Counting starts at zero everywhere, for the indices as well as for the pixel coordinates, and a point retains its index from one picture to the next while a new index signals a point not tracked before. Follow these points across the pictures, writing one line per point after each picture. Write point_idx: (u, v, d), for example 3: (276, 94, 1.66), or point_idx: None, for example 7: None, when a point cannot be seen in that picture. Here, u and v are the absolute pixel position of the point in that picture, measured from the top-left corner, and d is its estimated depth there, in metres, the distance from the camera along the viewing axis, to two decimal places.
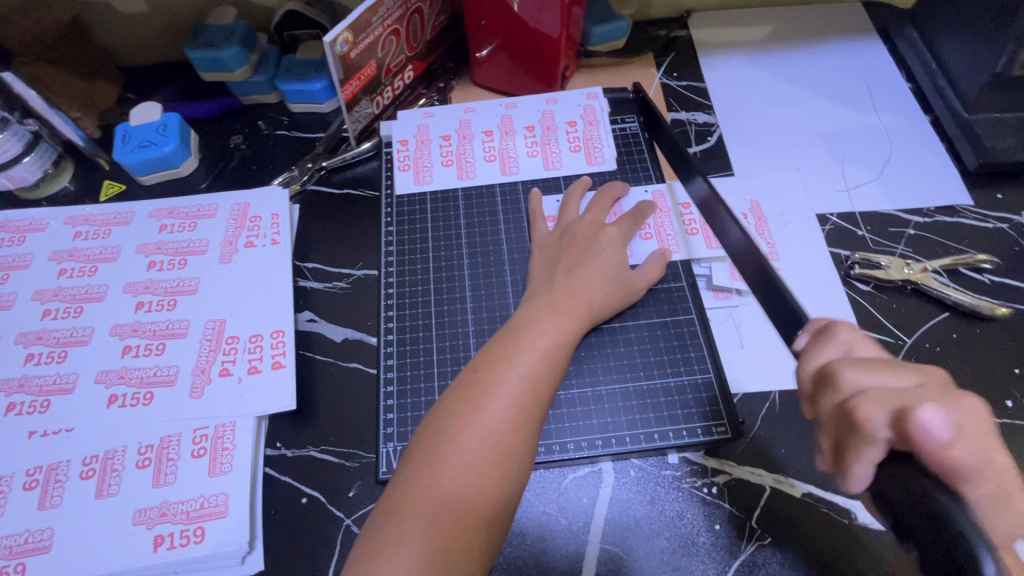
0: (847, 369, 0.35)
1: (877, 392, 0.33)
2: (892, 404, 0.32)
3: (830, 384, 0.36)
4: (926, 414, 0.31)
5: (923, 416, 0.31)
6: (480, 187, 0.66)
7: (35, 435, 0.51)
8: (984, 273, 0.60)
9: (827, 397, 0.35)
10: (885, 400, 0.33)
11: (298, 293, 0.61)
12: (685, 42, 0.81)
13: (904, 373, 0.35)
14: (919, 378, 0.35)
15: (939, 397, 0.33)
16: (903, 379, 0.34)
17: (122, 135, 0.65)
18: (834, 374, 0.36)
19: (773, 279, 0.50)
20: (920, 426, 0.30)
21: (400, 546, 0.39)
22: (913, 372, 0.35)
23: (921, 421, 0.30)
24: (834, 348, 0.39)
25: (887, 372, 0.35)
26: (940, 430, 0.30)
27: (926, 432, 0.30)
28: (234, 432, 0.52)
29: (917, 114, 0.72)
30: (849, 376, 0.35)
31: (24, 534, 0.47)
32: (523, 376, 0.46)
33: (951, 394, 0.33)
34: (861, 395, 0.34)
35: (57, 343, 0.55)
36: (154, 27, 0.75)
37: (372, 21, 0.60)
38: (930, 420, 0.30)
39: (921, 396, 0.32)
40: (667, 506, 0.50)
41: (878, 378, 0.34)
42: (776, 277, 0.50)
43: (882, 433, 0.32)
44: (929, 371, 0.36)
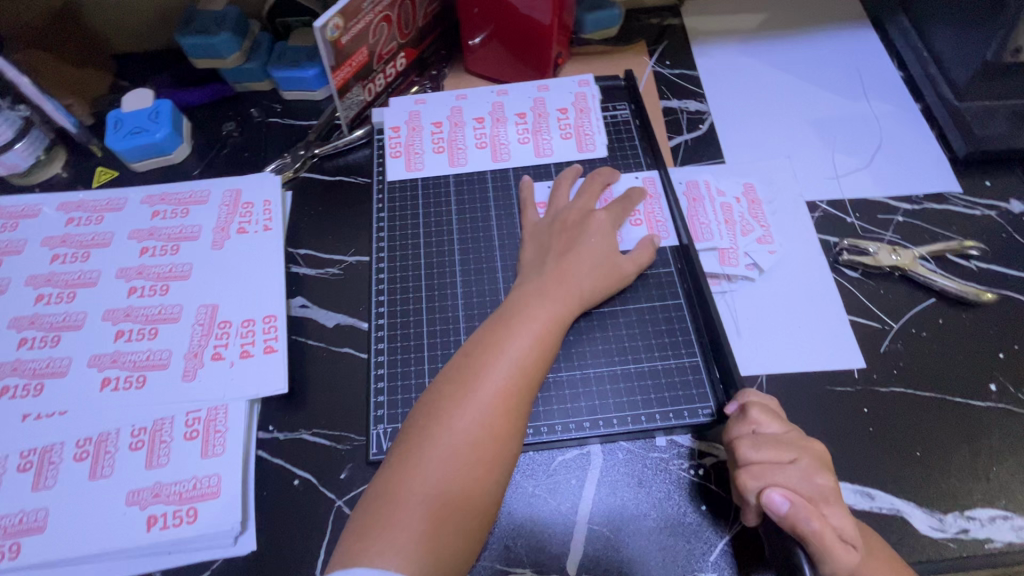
0: (742, 446, 0.44)
1: (754, 466, 0.43)
2: (759, 479, 0.43)
3: (731, 453, 0.45)
4: (772, 494, 0.41)
5: (768, 496, 0.40)
6: (472, 174, 0.67)
7: (29, 418, 0.51)
8: (971, 259, 0.61)
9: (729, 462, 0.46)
10: (757, 476, 0.43)
11: (291, 279, 0.61)
12: (678, 30, 0.81)
13: (786, 449, 0.44)
14: (796, 454, 0.44)
15: (798, 476, 0.43)
16: (783, 455, 0.44)
17: (114, 122, 0.65)
18: (733, 448, 0.45)
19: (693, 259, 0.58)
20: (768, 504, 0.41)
21: (391, 525, 0.39)
22: (792, 449, 0.44)
23: (766, 500, 0.40)
24: (745, 418, 0.46)
25: (775, 446, 0.44)
26: (781, 505, 0.40)
27: (772, 507, 0.40)
28: (226, 415, 0.52)
29: (908, 102, 0.72)
30: (742, 450, 0.44)
31: (19, 515, 0.47)
32: (513, 360, 0.46)
33: (813, 472, 0.43)
34: (745, 469, 0.43)
35: (51, 328, 0.56)
36: (145, 14, 0.75)
37: (363, 8, 0.60)
38: (774, 498, 0.40)
39: (781, 475, 0.42)
40: (655, 488, 0.50)
41: (763, 453, 0.44)
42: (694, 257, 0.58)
43: (750, 500, 0.43)
44: (812, 446, 0.45)
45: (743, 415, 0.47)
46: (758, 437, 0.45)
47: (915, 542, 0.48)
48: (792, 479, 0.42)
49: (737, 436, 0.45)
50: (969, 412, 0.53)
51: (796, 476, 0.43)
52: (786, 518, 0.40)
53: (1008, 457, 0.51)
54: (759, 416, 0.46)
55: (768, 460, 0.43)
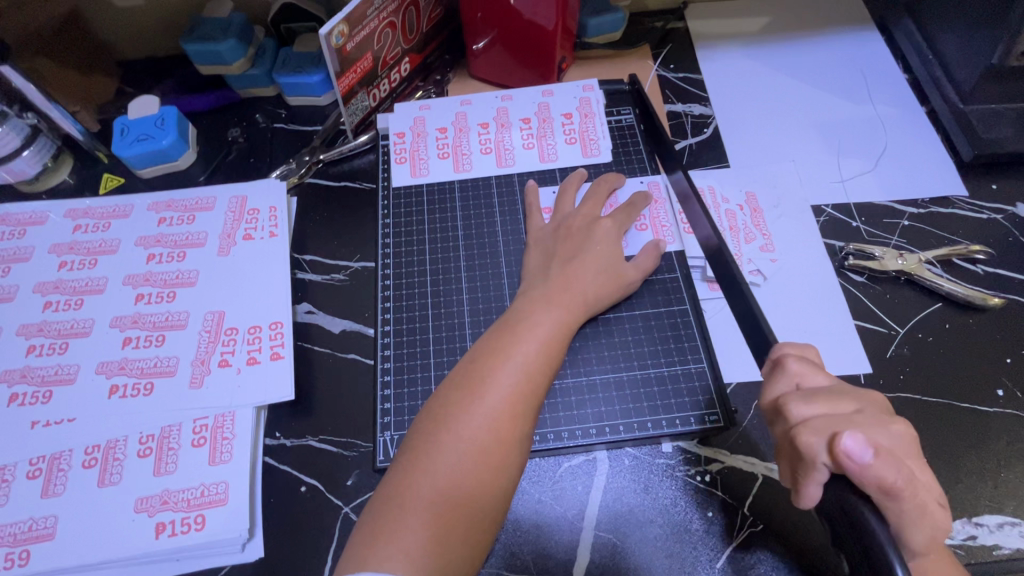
0: (794, 402, 0.39)
1: (815, 420, 0.38)
2: (826, 429, 0.37)
3: (780, 414, 0.40)
4: (848, 441, 0.35)
5: (846, 443, 0.35)
6: (477, 179, 0.67)
7: (37, 425, 0.51)
8: (978, 263, 0.61)
9: (778, 424, 0.40)
10: (822, 426, 0.37)
11: (297, 285, 0.62)
12: (682, 33, 0.80)
13: (845, 400, 0.39)
14: (859, 403, 0.39)
15: (871, 423, 0.37)
16: (844, 406, 0.39)
17: (121, 129, 0.65)
18: (782, 406, 0.40)
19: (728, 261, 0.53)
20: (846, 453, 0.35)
21: (399, 531, 0.39)
22: (853, 400, 0.39)
23: (844, 449, 0.35)
24: (787, 374, 0.42)
25: (831, 398, 0.39)
26: (863, 454, 0.34)
27: (850, 455, 0.35)
28: (233, 422, 0.52)
29: (913, 105, 0.72)
30: (794, 408, 0.39)
31: (28, 523, 0.48)
32: (519, 365, 0.46)
33: (884, 420, 0.38)
34: (804, 424, 0.38)
35: (59, 335, 0.56)
36: (150, 21, 0.75)
37: (367, 14, 0.60)
38: (852, 446, 0.35)
39: (849, 422, 0.37)
40: (661, 494, 0.50)
41: (821, 406, 0.39)
42: (730, 260, 0.53)
43: (820, 460, 0.36)
44: (871, 397, 0.40)
45: (783, 372, 0.42)
46: (808, 391, 0.40)
47: None
48: (863, 426, 0.37)
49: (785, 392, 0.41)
50: (975, 418, 0.53)
51: (868, 423, 0.37)
52: (869, 467, 0.34)
53: (1015, 463, 0.51)
54: (801, 368, 0.42)
55: (827, 412, 0.38)
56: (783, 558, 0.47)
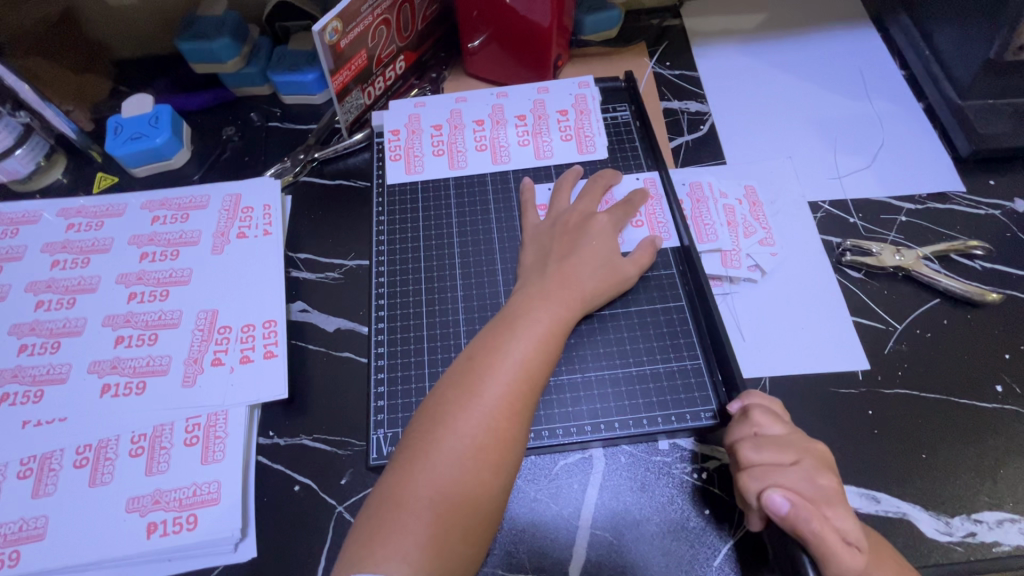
0: (744, 449, 0.44)
1: (757, 468, 0.43)
2: (761, 480, 0.42)
3: (733, 456, 0.45)
4: (772, 494, 0.40)
5: (768, 496, 0.40)
6: (472, 177, 0.66)
7: (28, 425, 0.51)
8: (976, 259, 0.60)
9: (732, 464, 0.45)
10: (759, 477, 0.42)
11: (291, 283, 0.61)
12: (678, 30, 0.80)
13: (788, 451, 0.43)
14: (799, 455, 0.43)
15: (802, 477, 0.42)
16: (786, 456, 0.43)
17: (114, 127, 0.65)
18: (735, 450, 0.45)
19: (694, 261, 0.58)
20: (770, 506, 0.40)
21: (397, 531, 0.39)
22: (795, 450, 0.43)
23: (767, 499, 0.40)
24: (748, 421, 0.46)
25: (777, 447, 0.44)
26: (782, 506, 0.40)
27: (772, 507, 0.40)
28: (226, 421, 0.52)
29: (910, 101, 0.72)
30: (745, 453, 0.44)
31: (19, 523, 0.47)
32: (516, 362, 0.46)
33: (816, 473, 0.42)
34: (747, 470, 0.43)
35: (51, 334, 0.56)
36: (145, 19, 0.75)
37: (361, 11, 0.60)
38: (775, 499, 0.40)
39: (781, 474, 0.42)
40: (658, 492, 0.50)
41: (765, 455, 0.43)
42: (696, 259, 0.58)
43: (753, 501, 0.43)
44: (815, 448, 0.44)
45: (742, 420, 0.46)
46: (759, 439, 0.44)
47: (920, 545, 0.47)
48: (795, 478, 0.42)
49: (738, 438, 0.45)
50: (974, 413, 0.52)
51: (798, 478, 0.42)
52: (787, 518, 0.39)
53: (1014, 458, 0.50)
54: (759, 418, 0.46)
55: (770, 461, 0.43)
56: None
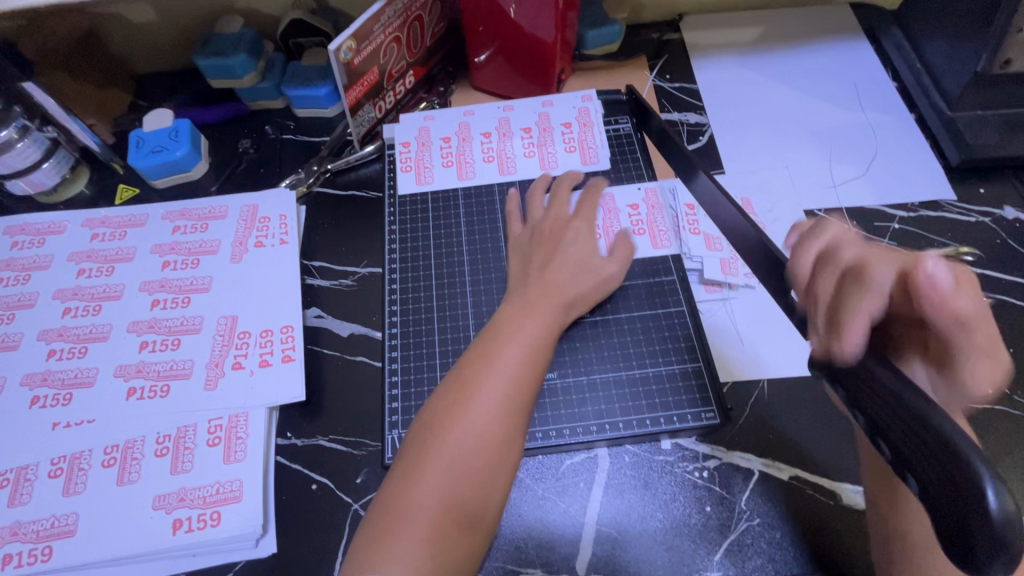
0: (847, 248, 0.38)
1: (875, 257, 0.36)
2: (896, 263, 0.35)
3: (830, 259, 0.38)
4: (930, 263, 0.34)
5: (930, 263, 0.34)
6: (480, 187, 0.69)
7: (59, 426, 0.54)
8: (966, 265, 0.62)
9: (827, 268, 0.38)
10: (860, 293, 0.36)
11: (306, 290, 0.64)
12: (678, 44, 0.83)
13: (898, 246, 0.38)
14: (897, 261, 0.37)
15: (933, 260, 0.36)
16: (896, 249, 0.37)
17: (136, 141, 0.68)
18: (833, 253, 0.38)
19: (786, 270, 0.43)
20: (926, 274, 0.33)
21: (398, 532, 0.41)
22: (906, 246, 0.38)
23: (930, 268, 0.33)
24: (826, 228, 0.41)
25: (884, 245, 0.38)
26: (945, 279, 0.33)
27: (920, 289, 0.34)
28: (247, 422, 0.54)
29: (903, 112, 0.74)
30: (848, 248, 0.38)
31: (51, 519, 0.49)
32: (507, 368, 0.48)
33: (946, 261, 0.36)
34: (864, 260, 0.37)
35: (78, 339, 0.58)
36: (164, 36, 0.78)
37: (375, 29, 0.63)
38: (935, 270, 0.34)
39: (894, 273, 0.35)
40: (660, 490, 0.52)
41: (875, 248, 0.37)
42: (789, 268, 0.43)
43: (882, 288, 0.35)
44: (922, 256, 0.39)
45: (806, 247, 0.40)
46: (860, 239, 0.39)
47: None
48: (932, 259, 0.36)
49: (812, 271, 0.40)
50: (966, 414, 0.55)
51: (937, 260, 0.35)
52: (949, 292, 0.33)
53: (1004, 457, 0.52)
54: (820, 242, 0.40)
55: (883, 253, 0.37)
56: (778, 551, 0.49)
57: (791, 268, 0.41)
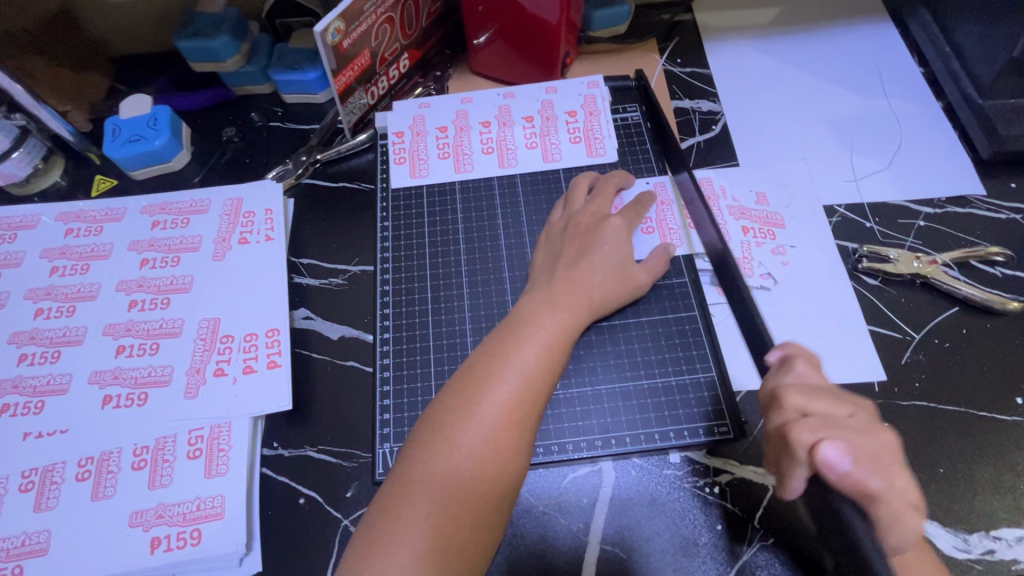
0: (791, 394, 0.41)
1: (810, 419, 0.39)
2: (815, 431, 0.38)
3: (774, 400, 0.42)
4: (829, 450, 0.37)
5: (825, 452, 0.37)
6: (478, 180, 0.65)
7: (29, 437, 0.50)
8: (996, 265, 0.59)
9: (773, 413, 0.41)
10: (813, 428, 0.38)
11: (294, 290, 0.60)
12: (689, 26, 0.78)
13: (843, 402, 0.40)
14: (853, 407, 0.40)
15: (862, 430, 0.39)
16: (841, 408, 0.40)
17: (112, 129, 0.64)
18: (778, 396, 0.41)
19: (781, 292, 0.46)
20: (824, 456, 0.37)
21: (394, 545, 0.36)
22: (849, 403, 0.40)
23: (823, 456, 0.37)
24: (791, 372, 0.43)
25: (831, 399, 0.40)
26: (842, 463, 0.36)
27: (830, 464, 0.37)
28: (230, 433, 0.51)
29: (929, 101, 0.70)
30: (792, 398, 0.40)
31: (21, 537, 0.46)
32: (520, 372, 0.44)
33: (874, 427, 0.39)
34: (797, 420, 0.39)
35: (51, 343, 0.55)
36: (141, 16, 0.73)
37: (365, 9, 0.58)
38: (833, 455, 0.37)
39: (841, 430, 0.38)
40: (669, 506, 0.49)
41: (818, 403, 0.40)
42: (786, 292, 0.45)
43: (802, 456, 0.38)
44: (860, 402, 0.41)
45: (788, 370, 0.43)
46: (806, 387, 0.41)
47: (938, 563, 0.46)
48: (854, 432, 0.38)
49: (786, 383, 0.42)
50: (995, 427, 0.51)
51: (857, 432, 0.38)
52: (847, 475, 0.36)
53: None
54: (805, 370, 0.43)
55: (825, 415, 0.39)
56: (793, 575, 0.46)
57: (766, 381, 0.45)
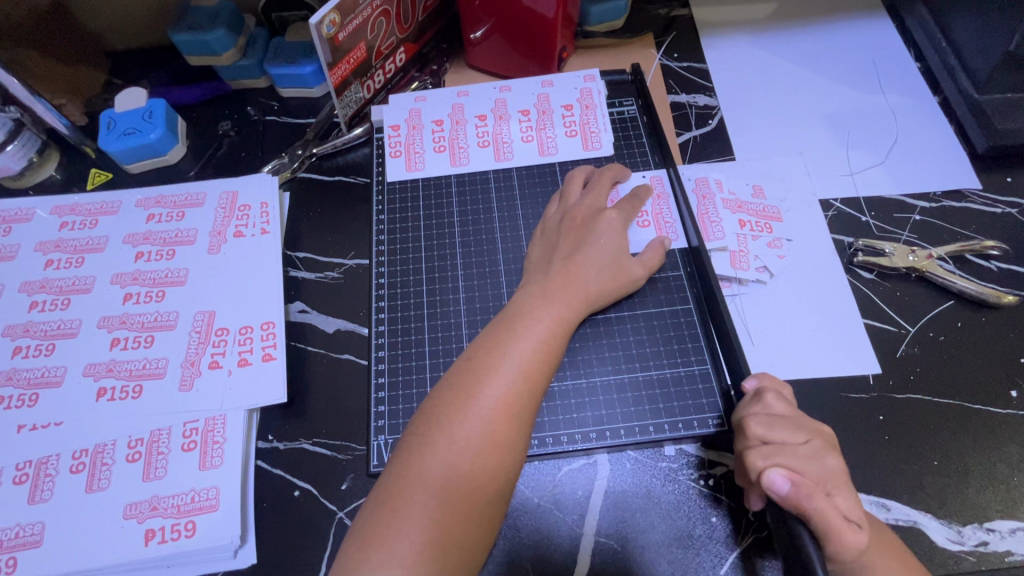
0: (754, 423, 0.44)
1: (766, 447, 0.42)
2: (767, 458, 0.41)
3: (741, 430, 0.45)
4: (772, 474, 0.39)
5: (769, 476, 0.39)
6: (474, 174, 0.65)
7: (24, 429, 0.50)
8: (992, 259, 0.59)
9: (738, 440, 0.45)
10: (766, 455, 0.41)
11: (289, 283, 0.60)
12: (686, 21, 0.78)
13: (799, 431, 0.43)
14: (811, 436, 0.43)
15: (810, 456, 0.41)
16: (797, 436, 0.42)
17: (106, 122, 0.63)
18: (743, 425, 0.44)
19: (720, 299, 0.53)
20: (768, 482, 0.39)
21: (391, 536, 0.36)
22: (804, 432, 0.43)
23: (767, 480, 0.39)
24: (759, 402, 0.45)
25: (788, 427, 0.43)
26: (782, 486, 0.38)
27: (773, 486, 0.39)
28: (225, 425, 0.51)
29: (926, 95, 0.70)
30: (755, 428, 0.43)
31: (15, 529, 0.46)
32: (516, 364, 0.44)
33: (824, 453, 0.41)
34: (754, 448, 0.42)
35: (45, 336, 0.55)
36: (137, 9, 0.72)
37: (360, 2, 0.58)
38: (775, 479, 0.39)
39: (791, 457, 0.41)
40: (663, 499, 0.49)
41: (777, 433, 0.43)
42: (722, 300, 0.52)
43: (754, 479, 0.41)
44: (818, 428, 0.44)
45: (756, 400, 0.46)
46: (772, 418, 0.43)
47: (932, 554, 0.46)
48: (803, 459, 0.41)
49: (749, 415, 0.45)
50: (989, 420, 0.51)
51: (805, 457, 0.41)
52: (788, 497, 0.38)
53: None
54: (774, 402, 0.45)
55: (781, 442, 0.42)
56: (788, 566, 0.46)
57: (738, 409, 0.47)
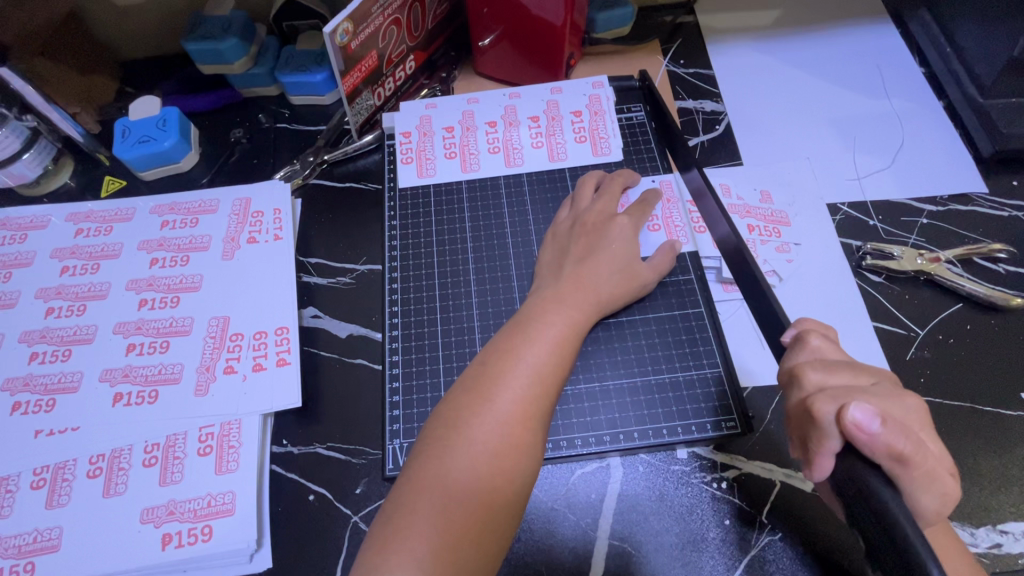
0: (811, 371, 0.38)
1: (834, 390, 0.36)
2: (838, 400, 0.35)
3: (794, 381, 0.39)
4: (856, 411, 0.33)
5: (853, 415, 0.33)
6: (485, 179, 0.65)
7: (41, 434, 0.51)
8: (999, 262, 0.59)
9: (793, 392, 0.39)
10: (836, 397, 0.35)
11: (302, 289, 0.60)
12: (692, 28, 0.79)
13: (863, 373, 0.38)
14: (876, 377, 0.38)
15: (886, 395, 0.36)
16: (862, 378, 0.38)
17: (121, 130, 0.64)
18: (797, 374, 0.39)
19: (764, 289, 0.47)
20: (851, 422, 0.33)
21: (411, 538, 0.37)
22: (869, 373, 0.38)
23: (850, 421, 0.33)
24: (807, 349, 0.40)
25: (848, 370, 0.38)
26: (871, 425, 0.33)
27: (859, 426, 0.33)
28: (240, 430, 0.51)
29: (931, 100, 0.70)
30: (812, 375, 0.38)
31: (33, 533, 0.47)
32: (531, 368, 0.44)
33: (900, 393, 0.37)
34: (819, 393, 0.36)
35: (62, 342, 0.55)
36: (150, 19, 0.73)
37: (372, 11, 0.59)
38: (860, 418, 0.33)
39: (864, 396, 0.35)
40: (676, 502, 0.49)
41: (838, 377, 0.37)
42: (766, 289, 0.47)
43: (831, 429, 0.35)
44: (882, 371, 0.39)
45: (802, 347, 0.41)
46: (828, 362, 0.39)
47: None
48: (880, 397, 0.36)
49: (803, 362, 0.39)
50: (1001, 422, 0.51)
51: (881, 396, 0.36)
52: (878, 438, 0.33)
53: None
54: (822, 345, 0.40)
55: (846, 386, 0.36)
56: (801, 570, 0.46)
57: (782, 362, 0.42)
